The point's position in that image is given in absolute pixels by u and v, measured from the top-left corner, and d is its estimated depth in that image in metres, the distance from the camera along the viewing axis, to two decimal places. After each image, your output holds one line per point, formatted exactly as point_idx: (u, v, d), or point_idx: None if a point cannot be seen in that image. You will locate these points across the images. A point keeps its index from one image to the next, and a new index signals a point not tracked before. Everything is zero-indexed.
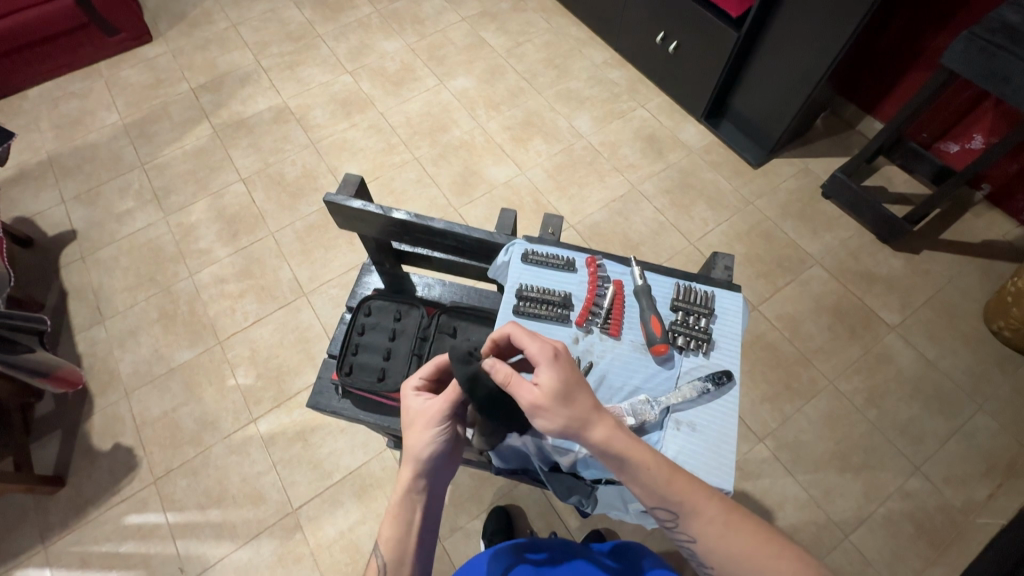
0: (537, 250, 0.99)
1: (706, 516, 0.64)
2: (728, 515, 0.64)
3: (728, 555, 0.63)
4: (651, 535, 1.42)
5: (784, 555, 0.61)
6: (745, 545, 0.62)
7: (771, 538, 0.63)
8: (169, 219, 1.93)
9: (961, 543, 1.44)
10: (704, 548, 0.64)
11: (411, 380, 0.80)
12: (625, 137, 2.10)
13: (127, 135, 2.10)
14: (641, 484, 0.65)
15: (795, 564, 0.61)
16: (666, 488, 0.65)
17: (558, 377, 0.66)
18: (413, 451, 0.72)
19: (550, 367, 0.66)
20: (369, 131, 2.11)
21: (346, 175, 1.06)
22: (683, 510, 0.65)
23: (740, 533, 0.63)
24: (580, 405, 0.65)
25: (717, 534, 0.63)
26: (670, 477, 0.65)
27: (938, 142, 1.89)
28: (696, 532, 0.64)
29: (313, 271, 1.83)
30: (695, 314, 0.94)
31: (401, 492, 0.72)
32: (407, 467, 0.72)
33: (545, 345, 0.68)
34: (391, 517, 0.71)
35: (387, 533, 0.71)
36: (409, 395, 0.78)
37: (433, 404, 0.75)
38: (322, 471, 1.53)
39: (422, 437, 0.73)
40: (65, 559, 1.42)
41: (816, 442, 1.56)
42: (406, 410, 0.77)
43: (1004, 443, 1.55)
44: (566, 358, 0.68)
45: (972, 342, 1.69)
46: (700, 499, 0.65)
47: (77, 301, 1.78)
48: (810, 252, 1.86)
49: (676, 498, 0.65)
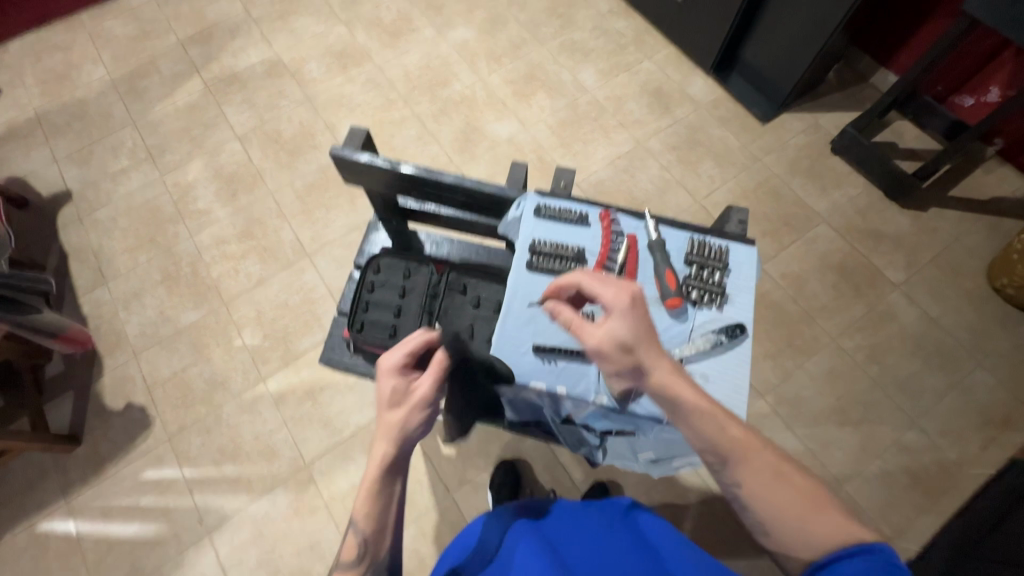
0: (550, 205, 0.97)
1: (756, 465, 0.63)
2: (779, 467, 0.64)
3: (773, 502, 0.62)
4: (654, 486, 1.47)
5: (828, 512, 0.61)
6: (791, 497, 0.62)
7: (815, 496, 0.62)
8: (166, 179, 1.89)
9: (952, 492, 1.49)
10: (748, 493, 0.63)
11: (393, 356, 0.73)
12: (631, 91, 2.03)
13: (115, 91, 2.02)
14: (691, 424, 0.65)
15: (840, 519, 0.60)
16: (719, 430, 0.65)
17: (623, 325, 0.68)
18: (395, 428, 0.68)
19: (621, 314, 0.68)
20: (367, 86, 2.04)
21: (352, 128, 1.03)
22: (731, 457, 0.64)
23: (787, 485, 0.62)
24: (642, 351, 0.67)
25: (767, 482, 0.63)
26: (725, 420, 0.65)
27: (953, 97, 1.84)
28: (742, 479, 0.63)
29: (315, 231, 1.81)
30: (710, 268, 0.94)
31: (380, 468, 0.67)
32: (387, 442, 0.68)
33: (621, 291, 0.70)
34: (367, 492, 0.67)
35: (365, 509, 0.66)
36: (394, 371, 0.71)
37: (422, 384, 0.71)
38: (333, 428, 1.56)
39: (410, 417, 0.69)
40: (87, 511, 1.47)
41: (816, 398, 1.60)
42: (386, 386, 0.70)
43: (1000, 397, 1.59)
44: (640, 306, 0.69)
45: (974, 299, 1.70)
46: (750, 447, 0.64)
47: (78, 263, 1.76)
48: (817, 210, 1.84)
49: (727, 444, 0.64)
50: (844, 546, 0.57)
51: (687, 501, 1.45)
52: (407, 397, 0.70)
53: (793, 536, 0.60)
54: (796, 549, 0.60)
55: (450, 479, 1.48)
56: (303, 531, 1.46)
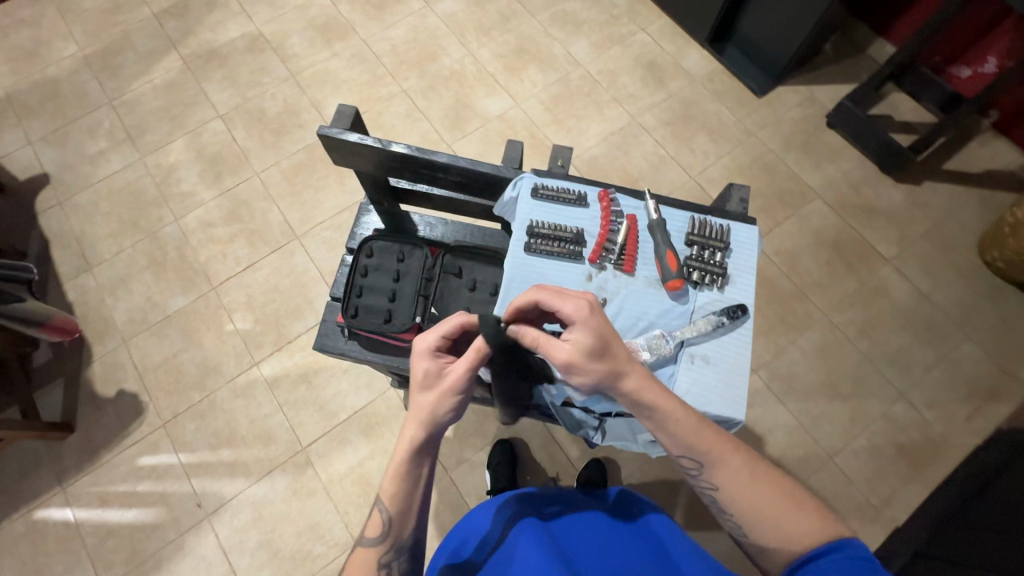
0: (547, 185, 0.95)
1: (730, 466, 0.69)
2: (752, 469, 0.70)
3: (748, 502, 0.68)
4: (649, 463, 1.49)
5: (801, 511, 0.67)
6: (766, 497, 0.67)
7: (789, 496, 0.68)
8: (147, 160, 1.83)
9: (939, 461, 1.53)
10: (726, 495, 0.69)
11: (428, 338, 0.72)
12: (624, 64, 1.98)
13: (89, 68, 1.94)
14: (669, 430, 0.69)
15: (812, 518, 0.66)
16: (694, 436, 0.69)
17: (589, 334, 0.68)
18: (425, 414, 0.70)
19: (584, 325, 0.68)
20: (352, 61, 1.97)
21: (340, 107, 0.99)
22: (709, 459, 0.69)
23: (762, 486, 0.68)
24: (612, 357, 0.69)
25: (742, 483, 0.68)
26: (698, 427, 0.70)
27: (950, 68, 1.82)
28: (719, 480, 0.69)
29: (303, 213, 1.77)
30: (711, 248, 0.92)
31: (408, 450, 0.70)
32: (416, 425, 0.70)
33: (577, 302, 0.69)
34: (394, 471, 0.71)
35: (392, 488, 0.70)
36: (428, 355, 0.72)
37: (454, 371, 0.70)
38: (328, 412, 1.56)
39: (439, 404, 0.70)
40: (84, 498, 1.47)
41: (808, 373, 1.61)
42: (420, 369, 0.71)
43: (987, 369, 1.62)
44: (600, 313, 0.70)
45: (965, 273, 1.72)
46: (726, 450, 0.70)
47: (60, 248, 1.71)
48: (812, 185, 1.83)
49: (704, 447, 0.70)
50: (815, 546, 0.64)
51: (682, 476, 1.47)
52: (438, 383, 0.71)
53: (769, 536, 0.66)
54: (773, 545, 0.66)
55: (448, 459, 1.49)
56: (302, 513, 1.46)
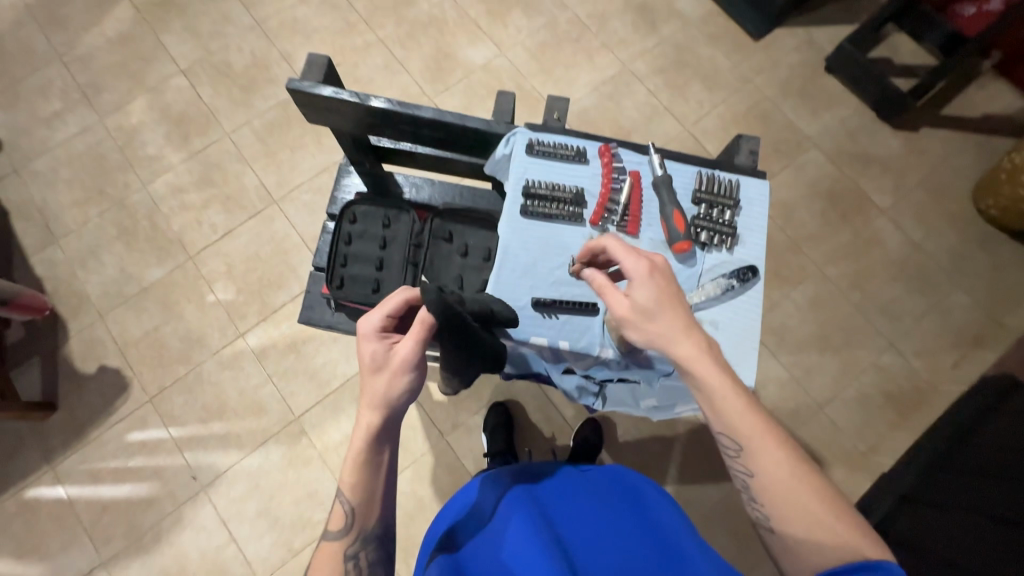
0: (543, 140, 0.88)
1: (773, 457, 0.65)
2: (796, 464, 0.65)
3: (784, 496, 0.63)
4: (644, 419, 1.50)
5: (842, 517, 0.62)
6: (807, 496, 0.63)
7: (835, 501, 0.63)
8: (107, 122, 1.70)
9: (925, 408, 1.56)
10: (760, 483, 0.65)
11: (373, 318, 0.70)
12: (615, 7, 1.86)
13: (32, 19, 1.76)
14: (715, 403, 0.66)
15: (853, 527, 0.61)
16: (739, 418, 0.65)
17: (649, 293, 0.68)
18: (378, 398, 0.67)
19: (644, 283, 0.68)
20: (322, 7, 1.82)
21: (310, 56, 0.91)
22: (750, 445, 0.65)
23: (804, 483, 0.64)
24: (667, 319, 0.67)
25: (781, 475, 0.64)
26: (745, 411, 0.66)
27: (953, 5, 1.70)
28: (756, 467, 0.65)
29: (280, 176, 1.67)
30: (719, 206, 0.88)
31: (365, 438, 0.68)
32: (372, 410, 0.67)
33: (641, 261, 0.69)
34: (353, 462, 0.68)
35: (352, 480, 0.68)
36: (374, 336, 0.69)
37: (403, 347, 0.68)
38: (320, 381, 1.53)
39: (392, 385, 0.67)
40: (75, 476, 1.45)
41: (800, 326, 1.61)
42: (367, 351, 0.69)
43: (975, 317, 1.63)
44: (663, 276, 0.69)
45: (958, 221, 1.70)
46: (773, 438, 0.65)
47: (21, 220, 1.61)
48: (809, 134, 1.77)
49: (747, 432, 0.65)
50: (851, 559, 0.59)
51: (676, 432, 1.49)
52: (388, 364, 0.68)
53: (801, 534, 0.62)
54: (802, 544, 0.62)
55: (443, 424, 1.48)
56: (299, 481, 1.46)
